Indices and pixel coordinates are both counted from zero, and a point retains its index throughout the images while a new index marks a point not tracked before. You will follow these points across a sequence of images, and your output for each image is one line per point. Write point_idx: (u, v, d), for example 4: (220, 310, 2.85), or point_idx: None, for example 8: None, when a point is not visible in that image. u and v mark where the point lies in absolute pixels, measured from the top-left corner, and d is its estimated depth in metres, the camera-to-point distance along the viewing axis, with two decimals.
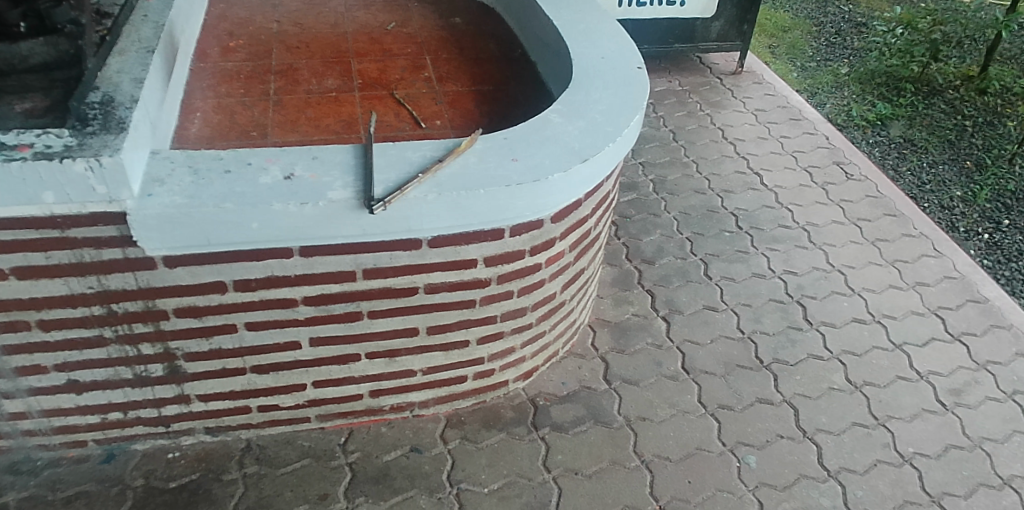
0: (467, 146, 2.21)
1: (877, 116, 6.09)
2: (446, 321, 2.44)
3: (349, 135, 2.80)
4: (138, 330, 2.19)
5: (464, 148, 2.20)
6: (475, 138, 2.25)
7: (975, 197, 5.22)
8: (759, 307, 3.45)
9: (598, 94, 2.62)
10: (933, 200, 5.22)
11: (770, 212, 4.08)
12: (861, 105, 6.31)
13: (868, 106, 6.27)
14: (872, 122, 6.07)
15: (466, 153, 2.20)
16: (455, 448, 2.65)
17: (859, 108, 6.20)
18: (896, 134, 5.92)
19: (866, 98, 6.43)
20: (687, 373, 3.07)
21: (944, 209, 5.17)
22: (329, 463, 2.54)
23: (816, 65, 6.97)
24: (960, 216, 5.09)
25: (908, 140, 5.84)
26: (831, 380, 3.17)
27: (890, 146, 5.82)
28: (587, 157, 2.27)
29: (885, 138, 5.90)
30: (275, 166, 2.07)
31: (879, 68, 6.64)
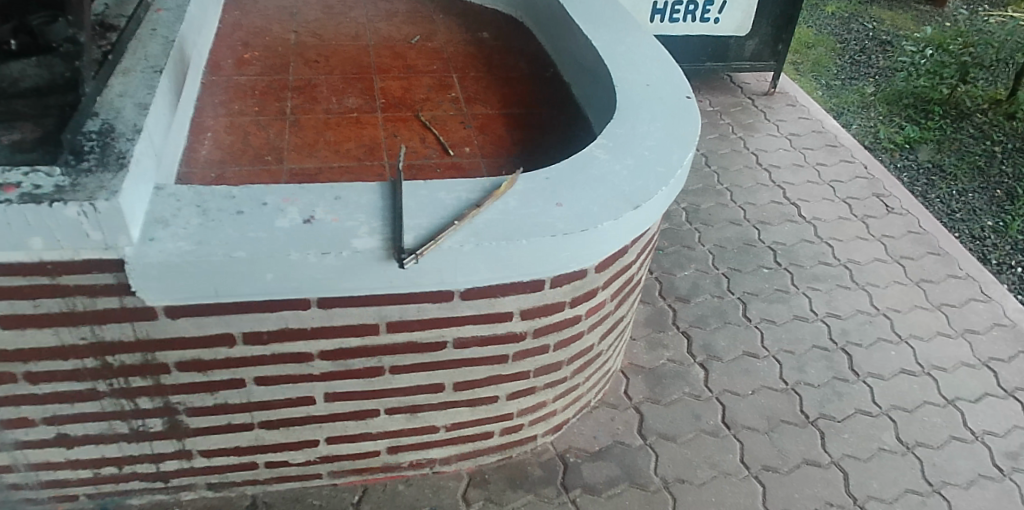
0: (507, 188, 1.96)
1: (905, 139, 5.84)
2: (474, 377, 2.20)
3: (371, 163, 2.56)
4: (136, 384, 1.96)
5: (503, 190, 1.95)
6: (516, 179, 2.00)
7: (1006, 227, 4.97)
8: (803, 355, 3.20)
9: (647, 126, 2.36)
10: (963, 230, 4.98)
11: (810, 247, 3.82)
12: (888, 127, 6.06)
13: (896, 129, 6.02)
14: (900, 145, 5.82)
15: (505, 196, 1.95)
16: None
17: (887, 130, 5.95)
18: (925, 160, 5.67)
19: (893, 119, 6.18)
20: (728, 428, 2.84)
21: (975, 239, 4.94)
22: None
23: (841, 84, 6.72)
24: (991, 247, 4.84)
25: (937, 165, 5.59)
26: (880, 440, 2.93)
27: (921, 172, 5.56)
28: (638, 202, 2.01)
29: (914, 164, 5.64)
30: (292, 206, 1.83)
31: (907, 90, 6.39)
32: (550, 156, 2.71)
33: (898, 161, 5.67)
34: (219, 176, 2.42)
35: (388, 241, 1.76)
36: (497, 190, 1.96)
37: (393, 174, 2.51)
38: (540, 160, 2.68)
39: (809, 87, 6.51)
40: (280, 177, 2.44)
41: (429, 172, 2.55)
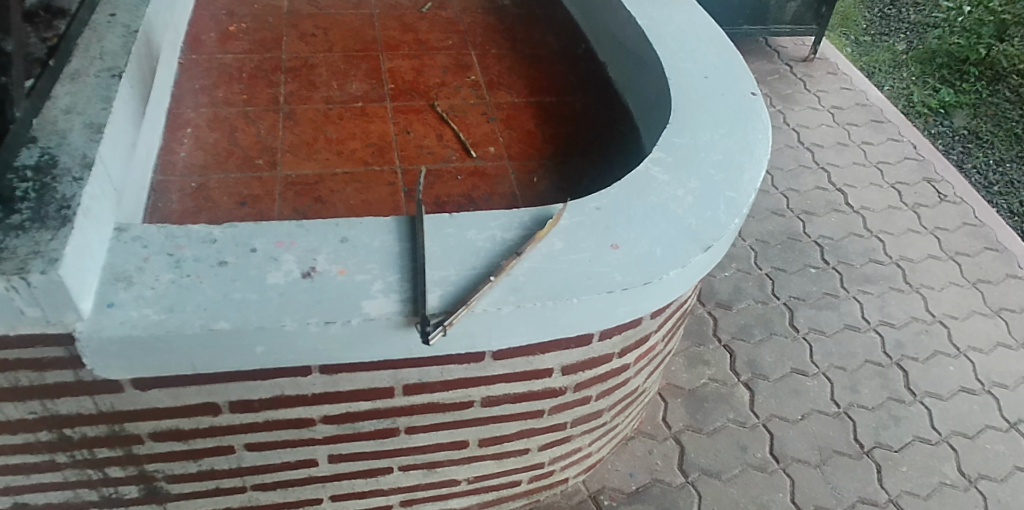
0: (551, 227, 1.61)
1: (939, 103, 5.21)
2: (503, 432, 1.89)
3: (380, 168, 2.20)
4: (103, 454, 1.65)
5: (547, 231, 1.60)
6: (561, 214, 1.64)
7: None
8: (856, 372, 2.87)
9: (710, 136, 1.99)
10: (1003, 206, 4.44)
11: (859, 242, 3.45)
12: (922, 88, 5.37)
13: (929, 91, 5.34)
14: (934, 109, 5.18)
15: (549, 237, 1.60)
16: None
17: (921, 92, 5.27)
18: (959, 127, 5.07)
19: (927, 79, 5.47)
20: (777, 462, 2.54)
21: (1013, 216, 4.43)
22: None
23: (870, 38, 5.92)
24: None
25: (974, 134, 4.98)
26: (941, 473, 2.59)
27: (955, 140, 4.97)
28: (709, 243, 1.66)
29: (948, 131, 5.04)
30: (289, 254, 1.48)
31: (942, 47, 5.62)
32: (587, 158, 2.36)
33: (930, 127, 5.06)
34: (202, 185, 2.05)
35: (409, 300, 1.43)
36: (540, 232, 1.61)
37: (407, 183, 2.16)
38: (575, 164, 2.33)
39: (836, 42, 5.81)
40: (274, 187, 2.08)
41: (448, 180, 2.20)
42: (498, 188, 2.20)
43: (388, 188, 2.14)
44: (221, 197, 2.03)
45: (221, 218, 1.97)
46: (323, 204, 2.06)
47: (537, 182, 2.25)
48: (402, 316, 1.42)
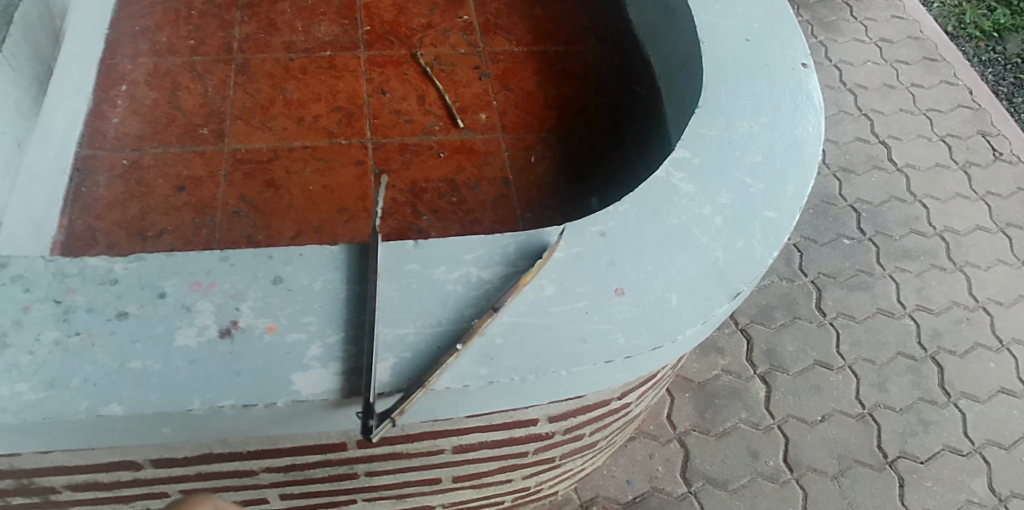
0: (539, 267, 1.28)
1: (993, 25, 4.14)
2: (481, 469, 1.65)
3: (347, 141, 1.85)
4: (18, 501, 1.43)
5: (535, 271, 1.27)
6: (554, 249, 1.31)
7: None
8: (886, 366, 2.59)
9: (747, 127, 1.61)
10: None
11: (901, 208, 3.04)
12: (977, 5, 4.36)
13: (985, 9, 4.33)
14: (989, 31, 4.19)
15: (537, 280, 1.27)
16: None
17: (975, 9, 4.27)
18: (1015, 54, 4.03)
19: None
20: (790, 472, 2.32)
21: None
22: None
23: None
24: None
25: None
26: (970, 490, 2.37)
27: (1010, 69, 3.95)
28: (737, 288, 1.33)
29: (1001, 58, 4.01)
30: (207, 301, 1.18)
31: None
32: (596, 130, 1.99)
33: (978, 53, 4.01)
34: (135, 164, 1.72)
35: (355, 371, 1.15)
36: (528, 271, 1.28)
37: (379, 162, 1.82)
38: (583, 139, 1.97)
39: None
40: (219, 165, 1.75)
41: (428, 158, 1.85)
42: (486, 171, 1.85)
43: (355, 169, 1.79)
44: (156, 180, 1.70)
45: (155, 208, 1.65)
46: (275, 189, 1.73)
47: (534, 164, 1.89)
48: (344, 390, 1.13)
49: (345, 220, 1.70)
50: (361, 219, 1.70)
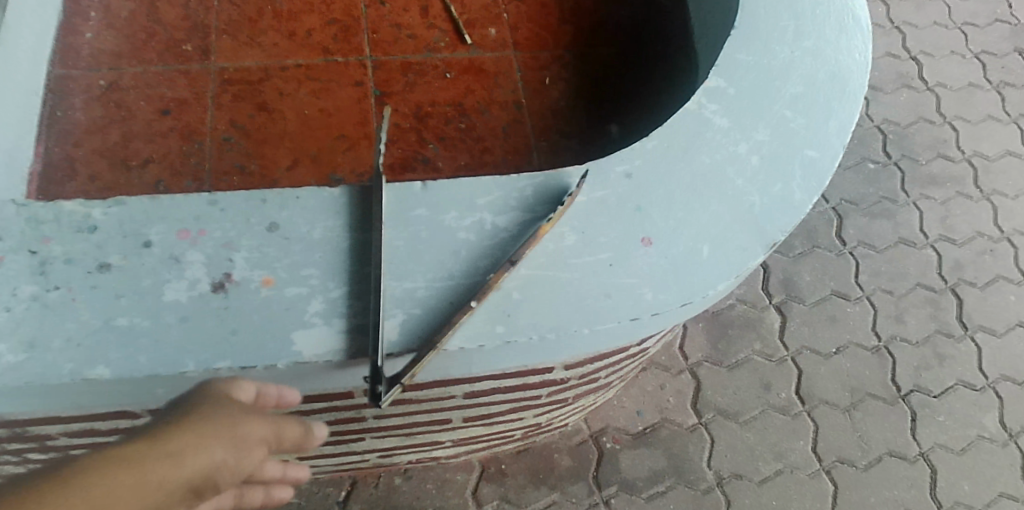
0: (561, 214, 1.16)
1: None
2: (491, 410, 1.60)
3: (344, 60, 1.69)
4: (13, 446, 1.36)
5: (556, 219, 1.16)
6: (576, 194, 1.19)
7: None
8: (904, 298, 2.52)
9: (788, 53, 1.44)
10: None
11: (930, 130, 2.89)
12: None
13: None
14: None
15: (558, 229, 1.16)
16: None
17: None
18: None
19: None
20: (802, 404, 2.29)
21: None
22: None
23: None
24: None
25: None
26: (982, 425, 2.35)
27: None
28: (773, 238, 1.23)
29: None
30: (197, 252, 1.07)
31: None
32: (617, 47, 1.80)
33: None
34: (113, 85, 1.58)
35: (361, 328, 1.06)
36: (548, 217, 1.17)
37: (379, 84, 1.66)
38: (603, 57, 1.78)
39: None
40: (206, 86, 1.61)
41: (433, 79, 1.69)
42: (496, 94, 1.69)
43: (354, 91, 1.65)
44: (138, 102, 1.57)
45: (138, 135, 1.53)
46: (268, 113, 1.59)
47: (549, 85, 1.72)
48: (348, 350, 1.05)
49: (345, 149, 1.57)
50: (361, 148, 1.57)
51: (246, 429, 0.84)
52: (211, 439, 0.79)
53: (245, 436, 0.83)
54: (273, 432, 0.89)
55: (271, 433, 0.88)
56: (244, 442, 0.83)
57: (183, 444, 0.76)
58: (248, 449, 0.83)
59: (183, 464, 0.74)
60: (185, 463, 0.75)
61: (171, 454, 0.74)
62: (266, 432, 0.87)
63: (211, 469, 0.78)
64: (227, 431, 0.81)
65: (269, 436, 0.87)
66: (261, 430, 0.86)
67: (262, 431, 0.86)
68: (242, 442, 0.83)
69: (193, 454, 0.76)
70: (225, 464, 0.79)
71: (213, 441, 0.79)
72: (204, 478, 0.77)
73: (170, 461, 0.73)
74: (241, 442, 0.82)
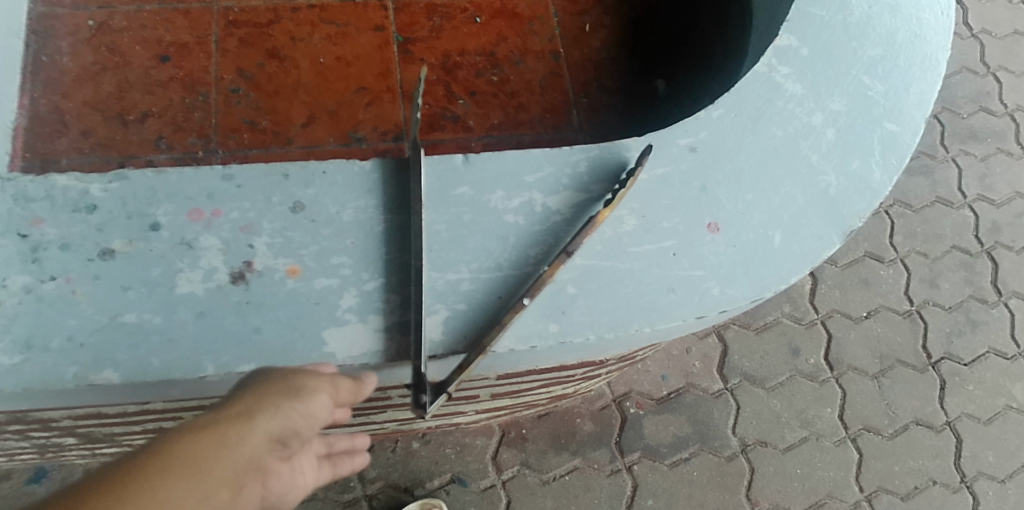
0: (622, 195, 1.03)
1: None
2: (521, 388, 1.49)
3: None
4: (13, 428, 1.25)
5: (616, 201, 1.02)
6: (639, 172, 1.05)
7: None
8: (938, 261, 2.42)
9: (865, 7, 1.26)
10: None
11: (973, 81, 2.73)
12: None
13: None
14: None
15: (618, 213, 1.03)
16: (511, 482, 1.94)
17: None
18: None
19: None
20: (831, 371, 2.22)
21: None
22: (341, 497, 1.88)
23: None
24: None
25: None
26: (1009, 394, 2.29)
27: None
28: (851, 223, 1.12)
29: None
30: (212, 236, 0.94)
31: None
32: None
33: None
34: (103, 25, 1.45)
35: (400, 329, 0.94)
36: (606, 199, 1.03)
37: (403, 29, 1.52)
38: (648, 2, 1.64)
39: None
40: (208, 29, 1.47)
41: (462, 24, 1.55)
42: (532, 43, 1.56)
43: (374, 37, 1.51)
44: (133, 47, 1.43)
45: (135, 85, 1.41)
46: (279, 61, 1.46)
47: (589, 34, 1.60)
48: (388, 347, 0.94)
49: (366, 104, 1.45)
50: (385, 102, 1.46)
51: (307, 382, 0.84)
52: (275, 394, 0.80)
53: (308, 387, 0.83)
54: (333, 385, 0.86)
55: (334, 385, 0.86)
56: (307, 394, 0.82)
57: (252, 406, 0.77)
58: (316, 397, 0.83)
59: (257, 420, 0.76)
60: (261, 419, 0.76)
61: (244, 413, 0.75)
62: (328, 383, 0.86)
63: (287, 418, 0.79)
64: (287, 385, 0.82)
65: (332, 386, 0.86)
66: (321, 382, 0.85)
67: (323, 383, 0.85)
68: (305, 393, 0.82)
69: (264, 411, 0.77)
70: (297, 417, 0.80)
71: (277, 400, 0.79)
72: (284, 428, 0.78)
73: (246, 418, 0.75)
74: (306, 392, 0.82)
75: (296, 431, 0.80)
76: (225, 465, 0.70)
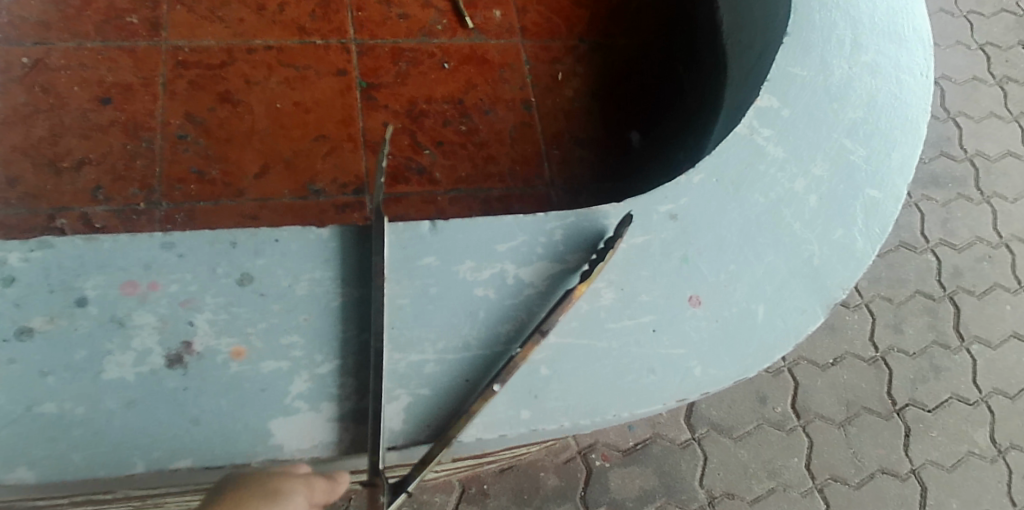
0: (600, 269, 0.96)
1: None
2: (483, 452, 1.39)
3: (324, 42, 1.46)
4: None
5: (594, 275, 0.96)
6: (618, 243, 0.98)
7: None
8: (903, 306, 2.40)
9: (846, 68, 1.26)
10: None
11: (933, 126, 2.76)
12: None
13: None
14: None
15: (594, 287, 0.96)
16: None
17: None
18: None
19: None
20: (797, 419, 2.16)
21: None
22: None
23: None
24: None
25: None
26: (972, 441, 2.26)
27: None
28: (833, 295, 1.07)
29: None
30: (147, 313, 0.85)
31: None
32: (637, 40, 1.62)
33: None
34: (39, 62, 1.34)
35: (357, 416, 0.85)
36: (583, 272, 0.97)
37: (366, 73, 1.45)
38: (623, 51, 1.60)
39: None
40: (155, 69, 1.37)
41: (428, 69, 1.48)
42: (501, 91, 1.50)
43: (336, 82, 1.43)
44: (70, 87, 1.33)
45: (71, 128, 1.31)
46: (231, 106, 1.37)
47: (561, 82, 1.55)
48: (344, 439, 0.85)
49: (325, 153, 1.37)
50: (345, 152, 1.38)
51: (287, 482, 0.79)
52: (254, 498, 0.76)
53: (289, 489, 0.78)
54: (314, 483, 0.81)
55: (317, 482, 0.82)
56: (285, 498, 0.77)
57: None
58: (297, 498, 0.78)
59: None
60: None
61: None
62: (310, 481, 0.81)
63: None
64: (267, 487, 0.77)
65: (315, 483, 0.82)
66: (301, 481, 0.80)
67: (306, 480, 0.81)
68: (285, 495, 0.77)
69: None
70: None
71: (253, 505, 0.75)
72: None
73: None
74: (284, 494, 0.77)
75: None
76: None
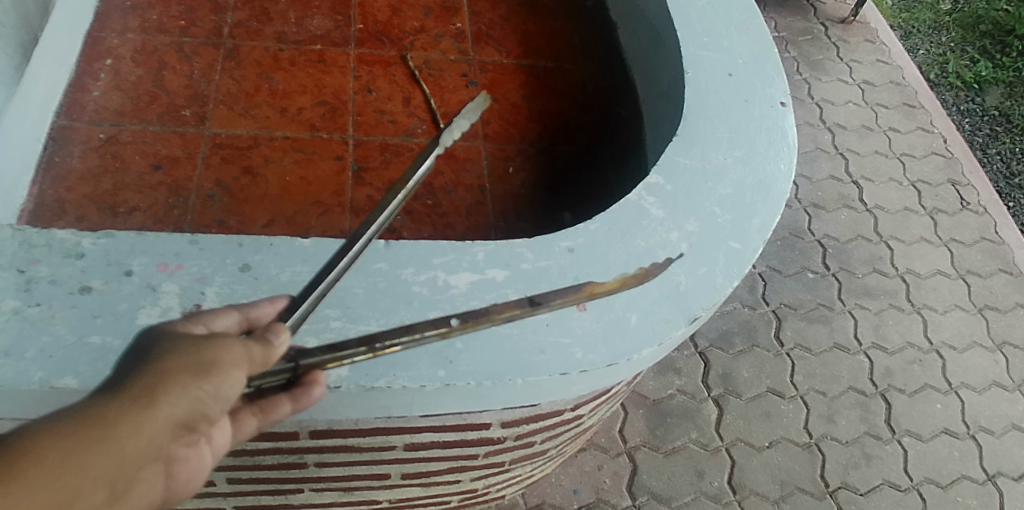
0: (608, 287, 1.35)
1: (974, 75, 4.05)
2: (430, 468, 1.65)
3: (328, 136, 1.89)
4: None
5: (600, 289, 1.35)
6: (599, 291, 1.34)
7: None
8: (836, 398, 2.65)
9: (720, 159, 1.65)
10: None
11: (866, 248, 3.13)
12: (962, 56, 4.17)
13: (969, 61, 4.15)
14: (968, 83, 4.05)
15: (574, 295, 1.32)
16: None
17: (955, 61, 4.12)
18: (994, 106, 3.98)
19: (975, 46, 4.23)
20: (734, 493, 2.35)
21: None
22: None
23: None
24: None
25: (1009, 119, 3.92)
26: None
27: (986, 121, 3.90)
28: (696, 313, 1.38)
29: (978, 109, 3.95)
30: (172, 283, 1.19)
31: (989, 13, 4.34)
32: (575, 147, 2.04)
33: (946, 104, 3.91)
34: (111, 138, 1.77)
35: (267, 308, 1.07)
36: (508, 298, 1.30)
37: (357, 159, 1.86)
38: (563, 154, 2.02)
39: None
40: (197, 148, 1.80)
41: (407, 159, 1.89)
42: (463, 178, 1.90)
43: (334, 164, 1.84)
44: (132, 155, 1.75)
45: (128, 185, 1.71)
46: (252, 176, 1.78)
47: (511, 174, 1.94)
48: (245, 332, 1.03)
49: (319, 214, 1.75)
50: (335, 214, 1.75)
51: (220, 353, 0.83)
52: (181, 373, 0.79)
53: (225, 363, 0.83)
54: (250, 349, 0.87)
55: (252, 350, 0.87)
56: (226, 361, 0.83)
57: (162, 387, 0.77)
58: (231, 374, 0.83)
59: (164, 405, 0.76)
60: (162, 406, 0.76)
61: (148, 399, 0.75)
62: (245, 349, 0.86)
63: (194, 401, 0.79)
64: (200, 362, 0.81)
65: (255, 351, 0.87)
66: (238, 354, 0.85)
67: (237, 350, 0.85)
68: (226, 368, 0.83)
69: (171, 395, 0.77)
70: (208, 397, 0.80)
71: (189, 383, 0.79)
72: (187, 412, 0.79)
73: (146, 407, 0.75)
74: (210, 362, 0.81)
75: (205, 410, 0.81)
76: (113, 457, 0.71)
